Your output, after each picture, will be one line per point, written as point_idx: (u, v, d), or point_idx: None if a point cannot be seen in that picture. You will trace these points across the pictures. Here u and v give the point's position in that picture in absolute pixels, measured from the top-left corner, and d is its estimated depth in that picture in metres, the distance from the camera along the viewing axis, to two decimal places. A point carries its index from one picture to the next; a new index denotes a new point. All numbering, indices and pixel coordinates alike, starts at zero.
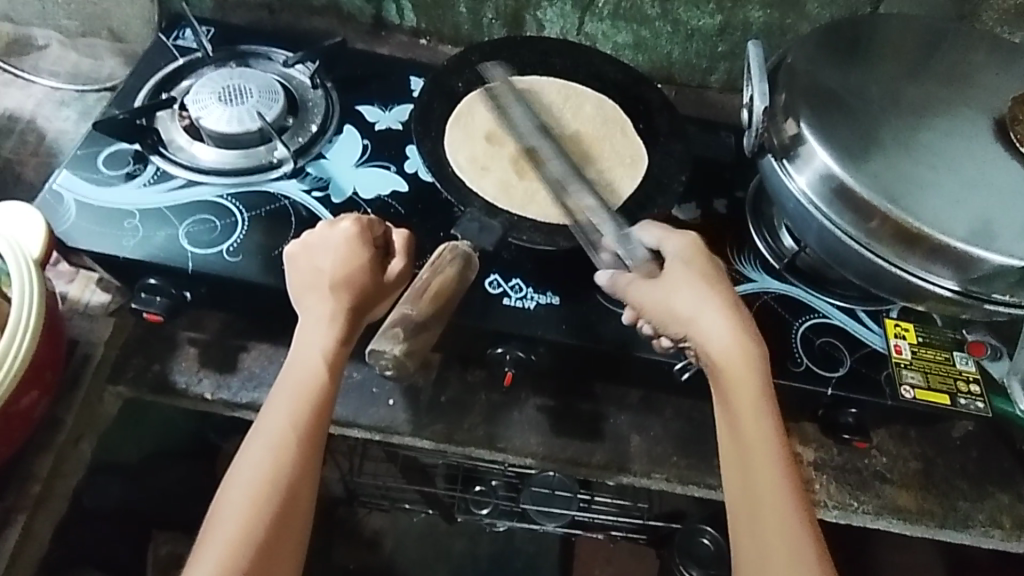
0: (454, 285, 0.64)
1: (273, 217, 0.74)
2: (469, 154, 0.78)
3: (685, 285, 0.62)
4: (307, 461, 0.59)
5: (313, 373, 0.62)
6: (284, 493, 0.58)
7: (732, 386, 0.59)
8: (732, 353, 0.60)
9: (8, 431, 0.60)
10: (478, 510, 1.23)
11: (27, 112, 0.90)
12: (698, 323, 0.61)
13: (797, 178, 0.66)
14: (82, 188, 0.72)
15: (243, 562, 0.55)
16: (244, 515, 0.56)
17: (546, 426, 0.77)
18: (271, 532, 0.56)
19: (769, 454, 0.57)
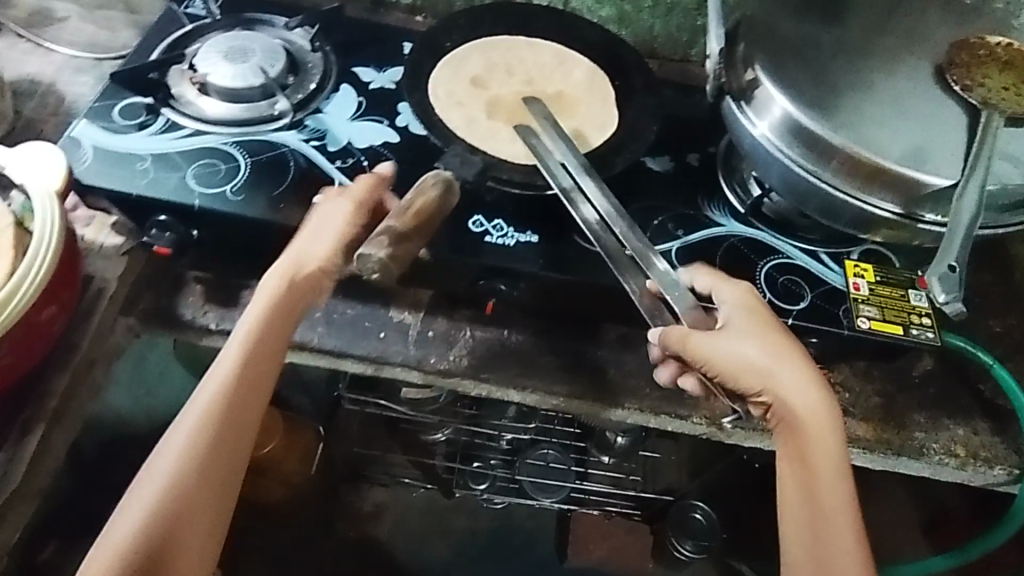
0: (434, 204, 0.71)
1: (272, 162, 0.80)
2: (448, 91, 0.86)
3: (747, 334, 0.68)
4: (243, 403, 0.66)
5: (261, 326, 0.68)
6: (218, 431, 0.64)
7: (809, 438, 0.66)
8: (813, 409, 0.66)
9: (28, 342, 0.66)
10: (477, 484, 1.35)
11: (48, 76, 0.97)
12: (787, 375, 0.67)
13: (758, 124, 0.72)
14: (98, 135, 0.79)
15: (203, 449, 0.63)
16: (206, 413, 0.64)
17: (526, 360, 0.83)
18: (208, 464, 0.63)
19: (842, 499, 0.64)
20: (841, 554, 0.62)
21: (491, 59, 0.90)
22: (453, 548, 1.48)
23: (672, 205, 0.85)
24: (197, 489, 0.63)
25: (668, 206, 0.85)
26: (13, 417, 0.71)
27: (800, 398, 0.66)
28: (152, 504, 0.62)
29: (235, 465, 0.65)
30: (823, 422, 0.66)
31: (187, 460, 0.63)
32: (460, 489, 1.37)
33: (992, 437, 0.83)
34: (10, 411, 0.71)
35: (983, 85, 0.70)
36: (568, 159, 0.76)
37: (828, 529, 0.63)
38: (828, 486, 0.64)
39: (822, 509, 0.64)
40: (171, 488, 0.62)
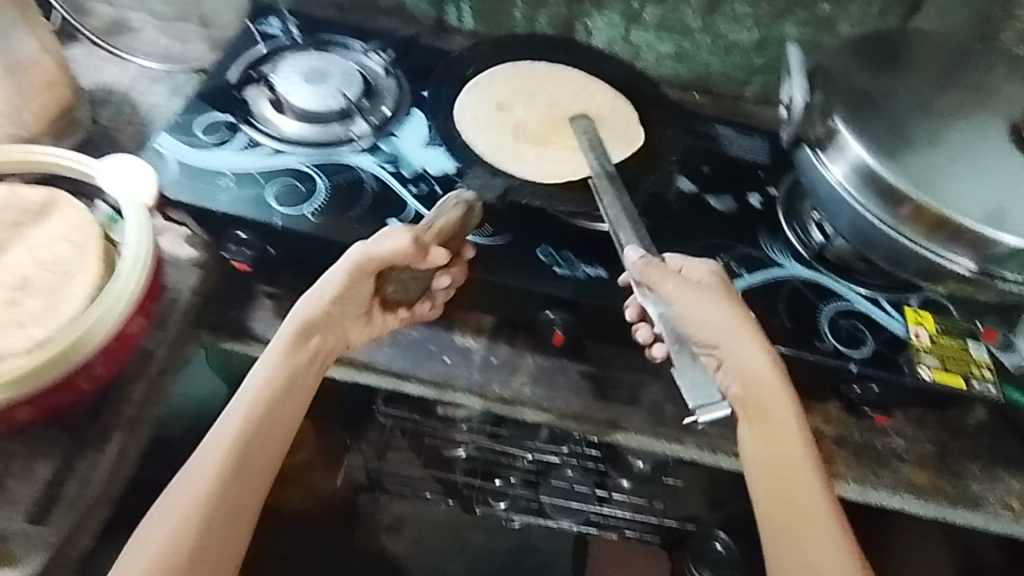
0: (457, 226, 0.72)
1: (350, 184, 0.82)
2: (475, 115, 0.90)
3: (710, 305, 0.71)
4: (270, 428, 0.69)
5: (288, 360, 0.73)
6: (253, 446, 0.68)
7: (765, 403, 0.71)
8: (764, 375, 0.71)
9: (117, 351, 0.68)
10: (497, 502, 1.35)
11: (123, 86, 0.98)
12: (750, 353, 0.71)
13: (833, 170, 0.74)
14: (180, 149, 0.80)
15: (242, 455, 0.67)
16: (244, 424, 0.68)
17: (586, 390, 0.84)
18: (244, 477, 0.67)
19: (808, 474, 0.69)
20: (820, 536, 0.66)
21: (516, 86, 0.94)
22: (474, 568, 1.47)
23: (734, 244, 0.86)
24: (236, 490, 0.66)
25: (732, 245, 0.86)
26: (88, 423, 0.72)
27: (750, 369, 0.71)
28: (180, 525, 0.63)
29: (269, 467, 0.69)
30: (780, 392, 0.70)
31: (226, 465, 0.66)
32: (481, 505, 1.38)
33: None
34: (88, 417, 0.72)
35: None
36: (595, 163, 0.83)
37: (800, 507, 0.68)
38: (788, 462, 0.69)
39: (789, 488, 0.68)
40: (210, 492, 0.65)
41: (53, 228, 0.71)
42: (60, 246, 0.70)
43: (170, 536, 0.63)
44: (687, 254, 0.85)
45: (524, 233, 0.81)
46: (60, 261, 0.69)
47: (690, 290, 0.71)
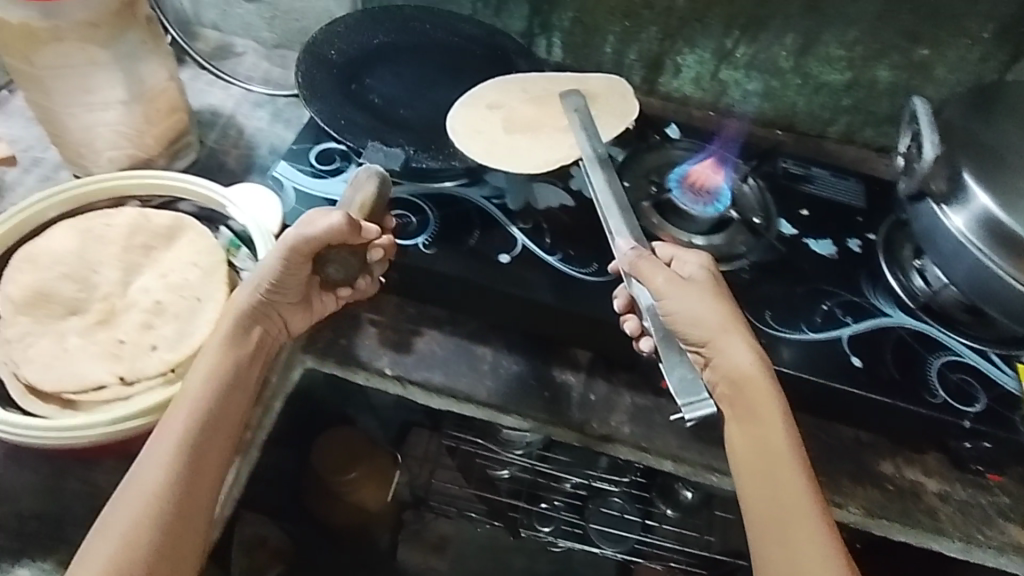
0: (379, 200, 0.68)
1: (459, 217, 0.84)
2: (466, 122, 0.83)
3: (693, 296, 0.66)
4: (222, 415, 0.63)
5: (236, 342, 0.66)
6: (201, 434, 0.61)
7: (756, 404, 0.64)
8: (747, 372, 0.64)
9: None
10: (541, 527, 1.22)
11: (228, 109, 1.01)
12: (735, 346, 0.65)
13: (953, 219, 0.73)
14: (298, 179, 0.82)
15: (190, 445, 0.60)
16: (190, 412, 0.61)
17: (684, 432, 0.83)
18: (194, 468, 0.59)
19: (793, 476, 0.61)
20: (810, 542, 0.59)
21: (507, 86, 0.87)
22: None
23: (839, 290, 0.86)
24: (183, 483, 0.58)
25: (836, 291, 0.86)
26: None
27: (737, 367, 0.64)
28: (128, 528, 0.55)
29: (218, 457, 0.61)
30: (767, 387, 0.64)
31: (174, 457, 0.59)
32: (524, 530, 1.25)
33: None
34: None
35: None
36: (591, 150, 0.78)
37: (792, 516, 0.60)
38: (780, 459, 0.62)
39: (778, 495, 0.61)
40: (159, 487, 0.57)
41: (182, 253, 0.73)
42: (189, 271, 0.72)
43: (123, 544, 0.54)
44: (790, 297, 0.84)
45: None
46: (191, 286, 0.71)
47: (676, 286, 0.67)
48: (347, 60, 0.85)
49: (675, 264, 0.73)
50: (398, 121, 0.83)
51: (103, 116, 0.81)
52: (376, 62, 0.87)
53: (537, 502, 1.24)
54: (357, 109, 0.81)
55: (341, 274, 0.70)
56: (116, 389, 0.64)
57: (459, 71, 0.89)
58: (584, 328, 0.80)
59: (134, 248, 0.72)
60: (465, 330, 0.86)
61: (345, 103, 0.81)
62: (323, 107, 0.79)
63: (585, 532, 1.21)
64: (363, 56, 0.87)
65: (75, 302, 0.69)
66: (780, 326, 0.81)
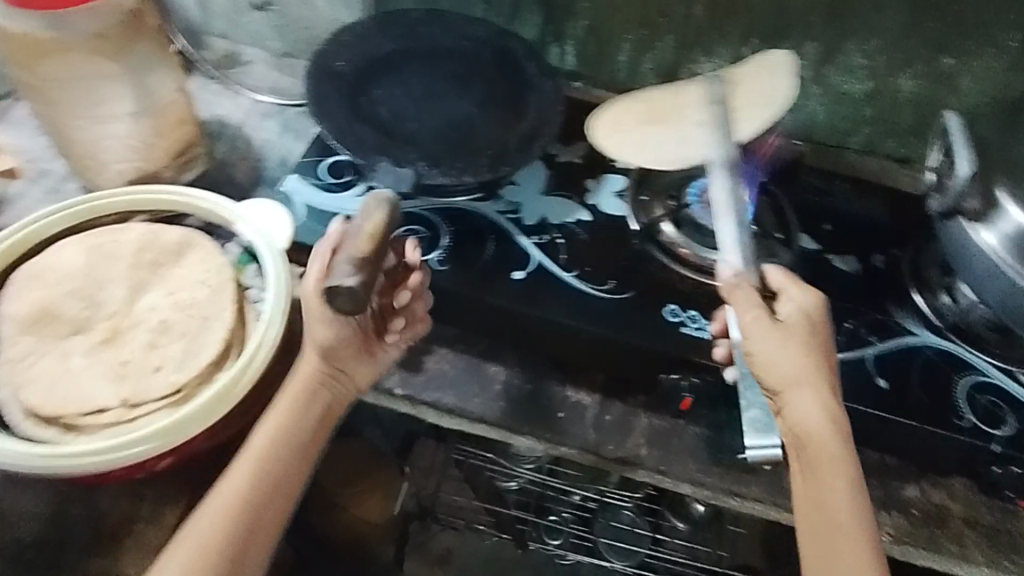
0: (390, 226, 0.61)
1: (472, 232, 0.82)
2: (615, 120, 0.91)
3: (775, 344, 0.65)
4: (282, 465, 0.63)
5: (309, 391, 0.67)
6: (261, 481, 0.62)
7: (820, 458, 0.63)
8: (815, 425, 0.64)
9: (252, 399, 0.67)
10: (552, 540, 1.26)
11: (237, 119, 0.99)
12: (805, 401, 0.64)
13: (986, 236, 0.70)
14: (308, 193, 0.80)
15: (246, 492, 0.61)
16: (256, 457, 0.63)
17: (703, 455, 0.81)
18: (249, 516, 0.60)
19: (850, 540, 0.60)
20: None
21: (637, 96, 0.93)
22: None
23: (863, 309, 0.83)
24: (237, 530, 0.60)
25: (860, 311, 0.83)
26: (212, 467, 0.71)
27: (813, 425, 0.64)
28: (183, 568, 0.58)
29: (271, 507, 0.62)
30: (834, 443, 0.63)
31: (233, 503, 0.60)
32: (534, 544, 1.28)
33: None
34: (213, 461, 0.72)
35: None
36: (711, 139, 0.81)
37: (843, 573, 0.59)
38: (833, 517, 0.61)
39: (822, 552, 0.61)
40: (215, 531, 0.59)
41: (190, 271, 0.71)
42: (197, 289, 0.69)
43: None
44: None
45: (649, 291, 0.79)
46: (198, 305, 0.68)
47: (761, 334, 0.65)
48: (356, 71, 0.84)
49: (781, 303, 0.69)
50: (407, 135, 0.81)
51: (110, 129, 0.79)
52: (388, 75, 0.86)
53: (544, 515, 1.27)
54: (363, 124, 0.79)
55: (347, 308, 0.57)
56: (119, 412, 0.62)
57: (473, 83, 0.88)
58: (600, 349, 0.78)
59: (140, 264, 0.70)
60: (478, 349, 0.84)
61: (352, 119, 0.79)
62: (332, 123, 0.78)
63: (596, 543, 1.24)
64: (373, 69, 0.86)
65: (79, 321, 0.67)
66: None
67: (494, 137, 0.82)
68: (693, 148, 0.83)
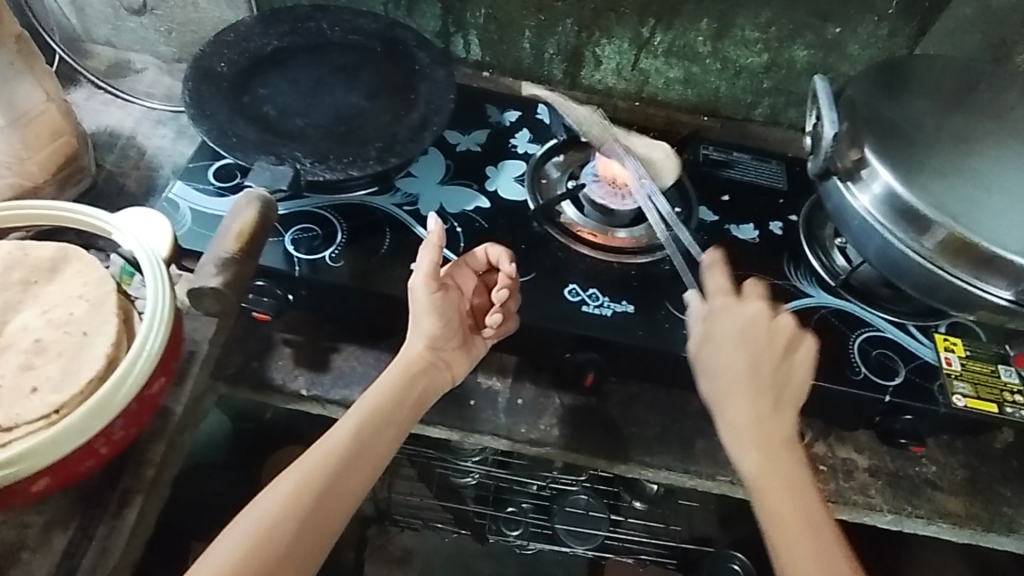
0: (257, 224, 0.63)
1: (368, 225, 0.81)
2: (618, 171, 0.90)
3: (727, 350, 0.68)
4: (358, 461, 0.64)
5: (400, 390, 0.70)
6: (338, 471, 0.62)
7: (772, 444, 0.65)
8: (755, 412, 0.65)
9: (139, 413, 0.65)
10: (509, 531, 1.19)
11: (127, 128, 0.96)
12: (733, 408, 0.66)
13: (860, 197, 0.74)
14: (195, 199, 0.78)
15: (322, 478, 0.61)
16: (337, 444, 0.64)
17: (616, 429, 0.82)
18: (317, 506, 0.60)
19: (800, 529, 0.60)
20: None
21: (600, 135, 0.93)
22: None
23: (760, 274, 0.86)
24: (309, 515, 0.59)
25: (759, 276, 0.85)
26: (109, 485, 0.69)
27: (740, 413, 0.66)
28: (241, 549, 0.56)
29: (343, 500, 0.61)
30: (786, 433, 0.65)
31: (301, 489, 0.60)
32: (492, 537, 1.21)
33: None
34: (108, 481, 0.69)
35: None
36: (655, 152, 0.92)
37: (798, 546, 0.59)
38: (783, 507, 0.61)
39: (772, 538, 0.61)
40: (283, 513, 0.58)
41: (67, 286, 0.69)
42: (75, 305, 0.67)
43: (236, 559, 0.56)
44: None
45: (550, 271, 0.81)
46: (76, 321, 0.66)
47: (713, 337, 0.70)
48: (238, 72, 0.82)
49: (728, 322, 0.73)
50: (293, 132, 0.79)
51: None
52: (272, 73, 0.85)
53: (502, 507, 1.22)
54: (247, 123, 0.78)
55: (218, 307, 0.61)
56: None
57: (363, 74, 0.87)
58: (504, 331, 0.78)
59: (14, 284, 0.68)
60: (386, 342, 0.82)
61: (235, 118, 0.78)
62: (212, 126, 0.76)
63: (554, 531, 1.17)
64: (258, 66, 0.84)
65: None
66: None
67: (385, 128, 0.81)
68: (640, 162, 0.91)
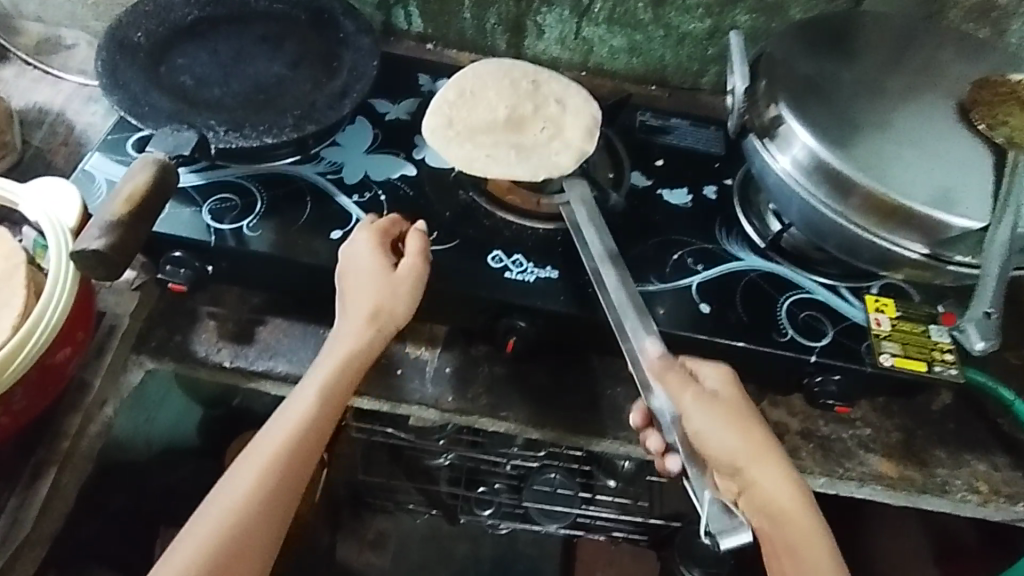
0: (148, 186, 0.65)
1: (289, 195, 0.80)
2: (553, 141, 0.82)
3: (732, 417, 0.66)
4: (304, 444, 0.65)
5: (344, 359, 0.68)
6: (288, 460, 0.64)
7: (796, 501, 0.64)
8: (763, 455, 0.65)
9: (43, 383, 0.65)
10: (482, 511, 1.22)
11: (58, 105, 0.95)
12: (769, 474, 0.64)
13: (778, 157, 0.72)
14: (112, 170, 0.77)
15: (275, 469, 0.63)
16: (284, 432, 0.65)
17: (546, 397, 0.81)
18: (272, 492, 0.63)
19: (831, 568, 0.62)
20: None
21: (527, 105, 0.85)
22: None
23: (690, 239, 0.84)
24: (266, 503, 0.62)
25: (689, 241, 0.84)
26: (24, 458, 0.69)
27: (770, 476, 0.64)
28: (207, 541, 0.60)
29: (295, 480, 0.64)
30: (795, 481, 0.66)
31: (258, 481, 0.62)
32: (464, 515, 1.24)
33: (1013, 473, 0.83)
34: (23, 454, 0.69)
35: (1006, 124, 0.70)
36: (583, 117, 0.85)
37: (807, 557, 0.62)
38: (817, 551, 0.63)
39: None
40: (240, 506, 0.61)
41: None
42: None
43: (204, 548, 0.60)
44: (641, 250, 0.82)
45: (474, 238, 0.80)
46: None
47: (718, 406, 0.65)
48: (156, 42, 0.81)
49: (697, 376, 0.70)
50: (210, 101, 0.78)
51: None
52: (192, 43, 0.84)
53: (475, 487, 1.21)
54: (162, 93, 0.77)
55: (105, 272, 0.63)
56: None
57: (286, 42, 0.86)
58: (427, 298, 0.78)
59: None
60: (313, 314, 0.82)
61: (149, 88, 0.77)
62: (124, 95, 0.75)
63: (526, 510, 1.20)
64: (177, 36, 0.83)
65: None
66: None
67: (304, 96, 0.80)
68: (576, 129, 0.84)
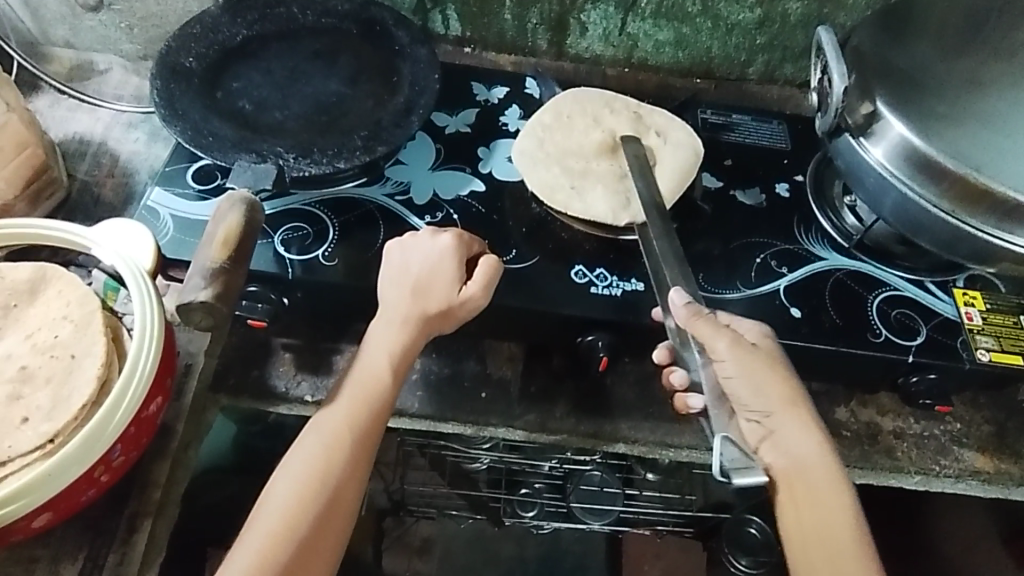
0: (242, 228, 0.65)
1: (360, 220, 0.77)
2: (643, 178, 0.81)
3: (767, 374, 0.63)
4: (378, 410, 0.63)
5: (407, 326, 0.66)
6: (363, 427, 0.62)
7: (827, 467, 0.60)
8: (796, 417, 0.62)
9: (137, 435, 0.62)
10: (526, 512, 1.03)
11: (97, 135, 0.91)
12: (796, 436, 0.61)
13: (873, 151, 0.71)
14: (176, 204, 0.75)
15: (348, 433, 0.61)
16: (357, 395, 0.63)
17: (636, 411, 0.79)
18: (339, 452, 0.60)
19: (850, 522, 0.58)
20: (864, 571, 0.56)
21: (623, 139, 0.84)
22: None
23: (771, 240, 0.82)
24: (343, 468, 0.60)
25: (770, 242, 0.82)
26: (117, 510, 0.67)
27: (799, 441, 0.61)
28: (289, 504, 0.58)
29: (368, 444, 0.62)
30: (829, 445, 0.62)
31: (336, 442, 0.61)
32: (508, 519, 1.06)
33: None
34: (114, 507, 0.67)
35: None
36: (678, 155, 0.84)
37: (833, 527, 0.58)
38: (842, 511, 0.59)
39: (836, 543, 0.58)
40: (320, 469, 0.59)
41: (50, 308, 0.65)
42: (60, 327, 0.63)
43: (291, 509, 0.58)
44: (723, 255, 0.80)
45: (554, 252, 0.78)
46: (62, 344, 0.62)
47: (752, 361, 0.63)
48: (207, 65, 0.78)
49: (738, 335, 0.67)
50: (273, 126, 0.76)
51: None
52: (245, 65, 0.80)
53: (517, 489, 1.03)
54: (223, 121, 0.74)
55: (209, 320, 0.63)
56: None
57: (341, 59, 0.83)
58: (512, 319, 0.76)
59: None
60: None
61: (210, 116, 0.73)
62: (185, 124, 0.71)
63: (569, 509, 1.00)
64: (229, 58, 0.80)
65: None
66: (708, 287, 0.78)
67: (368, 115, 0.77)
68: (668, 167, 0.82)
